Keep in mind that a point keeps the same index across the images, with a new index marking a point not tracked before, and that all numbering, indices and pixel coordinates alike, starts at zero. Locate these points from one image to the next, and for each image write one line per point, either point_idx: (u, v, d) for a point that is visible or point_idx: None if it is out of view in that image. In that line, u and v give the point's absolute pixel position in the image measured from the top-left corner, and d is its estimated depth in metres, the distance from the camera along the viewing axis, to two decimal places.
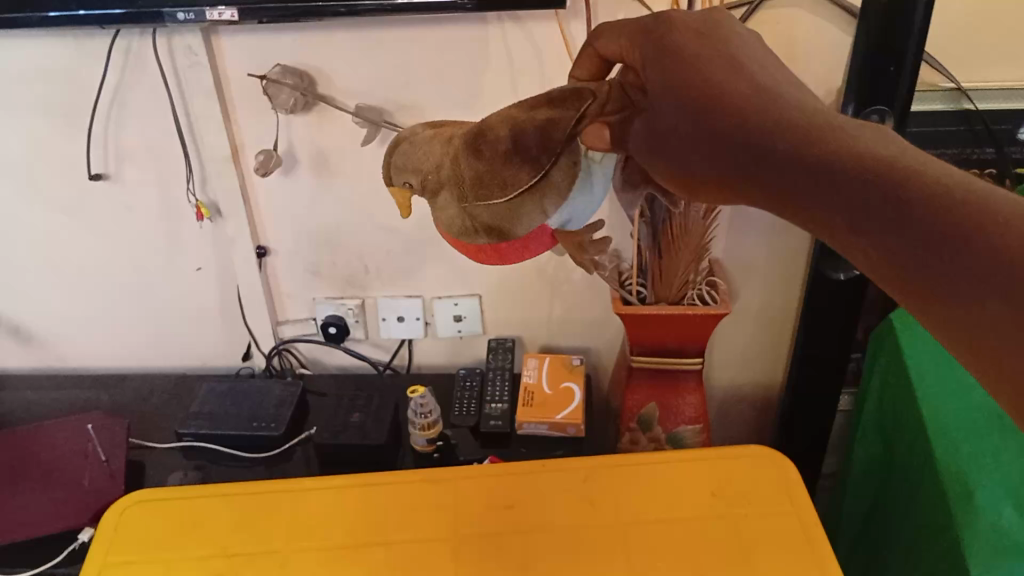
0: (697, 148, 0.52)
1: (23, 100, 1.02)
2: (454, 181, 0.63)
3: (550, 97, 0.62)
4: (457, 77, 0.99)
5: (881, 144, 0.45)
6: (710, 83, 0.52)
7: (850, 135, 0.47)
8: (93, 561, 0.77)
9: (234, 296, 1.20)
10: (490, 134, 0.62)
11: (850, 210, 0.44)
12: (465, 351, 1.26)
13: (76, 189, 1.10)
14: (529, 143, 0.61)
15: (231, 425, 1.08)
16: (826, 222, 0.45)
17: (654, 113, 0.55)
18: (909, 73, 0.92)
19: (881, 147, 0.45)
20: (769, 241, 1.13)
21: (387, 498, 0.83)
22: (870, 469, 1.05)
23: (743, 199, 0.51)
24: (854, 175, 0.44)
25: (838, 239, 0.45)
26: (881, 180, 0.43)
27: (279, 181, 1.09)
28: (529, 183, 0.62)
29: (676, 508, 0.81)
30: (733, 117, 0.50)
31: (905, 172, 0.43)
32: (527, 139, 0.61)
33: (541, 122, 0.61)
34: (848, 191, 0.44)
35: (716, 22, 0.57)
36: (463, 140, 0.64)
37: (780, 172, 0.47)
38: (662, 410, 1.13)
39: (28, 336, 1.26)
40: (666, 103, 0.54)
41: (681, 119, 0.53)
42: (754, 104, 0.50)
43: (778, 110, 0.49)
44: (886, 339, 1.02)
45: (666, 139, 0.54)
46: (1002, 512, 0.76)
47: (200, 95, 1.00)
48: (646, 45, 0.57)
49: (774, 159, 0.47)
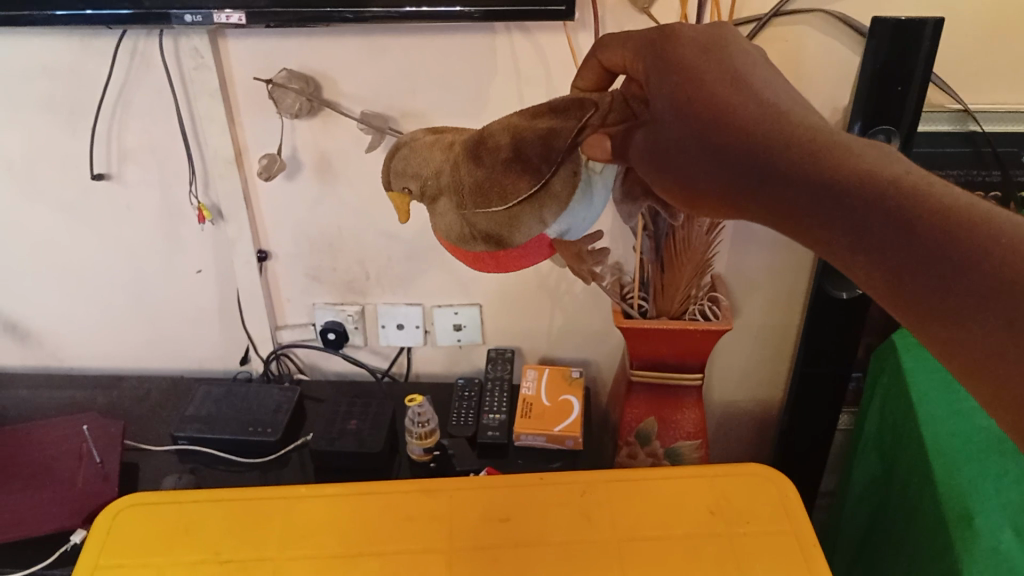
0: (696, 162, 0.51)
1: (27, 97, 1.02)
2: (453, 187, 0.63)
3: (551, 105, 0.62)
4: (464, 85, 0.99)
5: (886, 163, 0.44)
6: (711, 96, 0.50)
7: (854, 150, 0.46)
8: (84, 562, 0.77)
9: (234, 299, 1.20)
10: (490, 142, 0.62)
11: (854, 230, 0.43)
12: (464, 361, 1.26)
13: (78, 187, 1.10)
14: (529, 151, 0.60)
15: (227, 429, 1.07)
16: (829, 241, 0.45)
17: (656, 125, 0.54)
18: (916, 94, 0.92)
19: (884, 166, 0.44)
20: (772, 258, 1.13)
21: (382, 508, 0.82)
22: (868, 490, 1.04)
23: (742, 214, 0.50)
24: (858, 194, 0.43)
25: (839, 258, 0.45)
26: (886, 200, 0.42)
27: (282, 185, 1.08)
28: (528, 192, 0.61)
29: (673, 525, 0.80)
30: (735, 132, 0.48)
31: (911, 192, 0.42)
32: (527, 148, 0.61)
33: (542, 131, 0.60)
34: (850, 212, 0.43)
35: (724, 33, 0.56)
36: (463, 147, 0.63)
37: (782, 189, 0.46)
38: (661, 425, 1.12)
39: (26, 334, 1.26)
40: (667, 115, 0.53)
41: (681, 132, 0.51)
42: (755, 118, 0.48)
43: (778, 124, 0.48)
44: (888, 358, 1.01)
45: (665, 151, 0.53)
46: (1001, 536, 0.75)
47: (205, 97, 1.00)
48: (651, 55, 0.56)
49: (776, 175, 0.46)
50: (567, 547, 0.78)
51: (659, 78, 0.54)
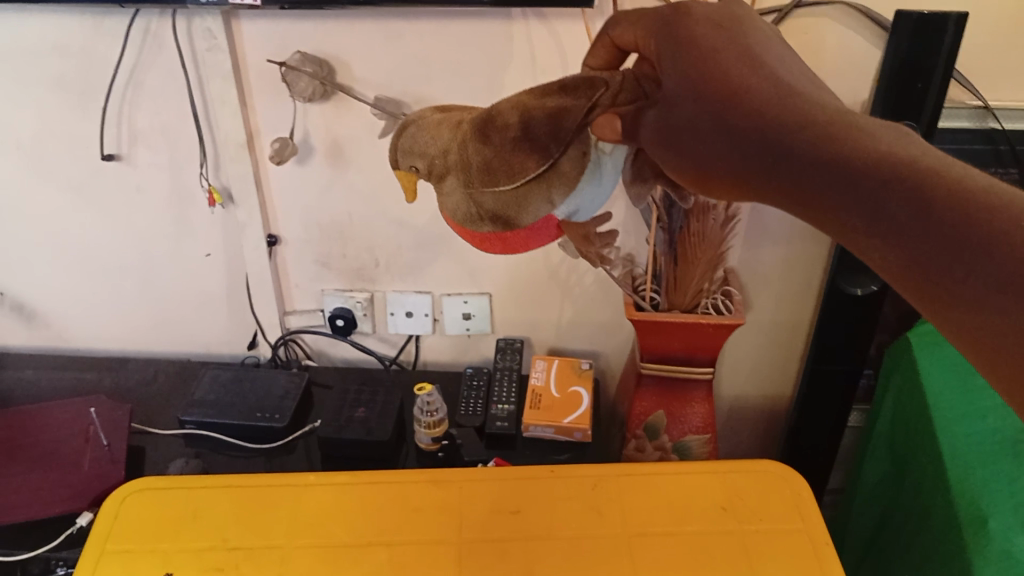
0: (714, 141, 0.49)
1: (37, 76, 1.01)
2: (460, 164, 0.62)
3: (561, 84, 0.60)
4: (479, 72, 0.98)
5: (901, 145, 0.43)
6: (732, 78, 0.49)
7: (871, 133, 0.44)
8: (90, 547, 0.76)
9: (242, 284, 1.19)
10: (499, 121, 0.60)
11: (872, 214, 0.42)
12: (472, 350, 1.25)
13: (87, 168, 1.09)
14: (539, 130, 0.58)
15: (234, 414, 1.07)
16: (850, 226, 0.43)
17: (669, 106, 0.52)
18: (938, 89, 0.91)
19: (902, 149, 0.43)
20: (786, 253, 1.12)
21: (391, 498, 0.81)
22: (879, 490, 1.03)
23: (757, 199, 0.48)
24: (875, 173, 0.42)
25: (857, 246, 0.43)
26: (908, 180, 0.41)
27: (293, 169, 1.07)
28: (537, 171, 0.59)
29: (684, 521, 0.79)
30: (750, 115, 0.47)
31: (928, 172, 0.41)
32: (536, 127, 0.58)
33: (551, 110, 0.58)
34: (870, 193, 0.42)
35: (739, 15, 0.55)
36: (471, 125, 0.62)
37: (798, 171, 0.45)
38: (669, 418, 1.11)
39: (32, 315, 1.25)
40: (682, 95, 0.51)
41: (697, 111, 0.50)
42: (771, 100, 0.48)
43: (798, 107, 0.47)
44: (902, 357, 1.00)
45: (677, 133, 0.52)
46: (1013, 538, 0.74)
47: (217, 79, 0.99)
48: (663, 34, 0.55)
49: (794, 157, 0.45)
50: (577, 542, 0.77)
51: (675, 63, 0.53)
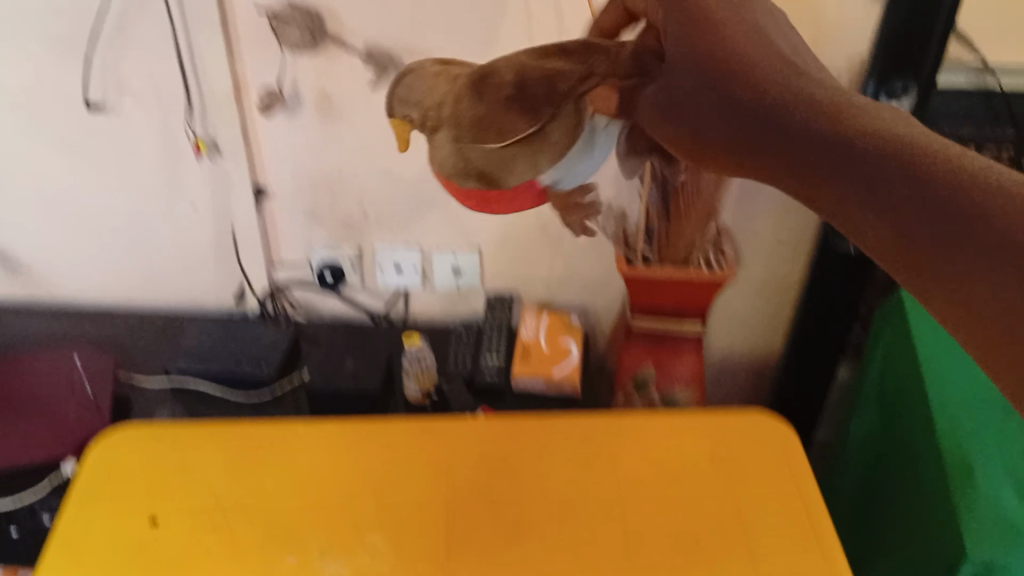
0: (711, 113, 0.49)
1: (17, 21, 0.98)
2: (449, 120, 0.57)
3: (564, 45, 0.57)
4: (475, 26, 0.95)
5: (892, 124, 0.44)
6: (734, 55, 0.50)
7: (869, 113, 0.45)
8: (79, 495, 0.79)
9: (228, 235, 1.17)
10: (495, 76, 0.56)
11: (868, 185, 0.42)
12: (461, 304, 1.24)
13: (70, 117, 1.07)
14: (535, 89, 0.55)
15: (222, 364, 1.07)
16: (852, 211, 0.43)
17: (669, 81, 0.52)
18: (937, 45, 0.89)
19: (891, 125, 0.44)
20: (779, 213, 1.10)
21: (383, 450, 0.85)
22: (863, 446, 1.05)
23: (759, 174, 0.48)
24: (881, 155, 0.42)
25: (851, 220, 0.43)
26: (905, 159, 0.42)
27: (283, 122, 1.05)
28: (527, 132, 0.55)
29: (674, 472, 0.82)
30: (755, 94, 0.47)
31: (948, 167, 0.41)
32: (532, 85, 0.55)
33: (549, 70, 0.55)
34: (871, 166, 0.42)
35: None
36: (467, 79, 0.58)
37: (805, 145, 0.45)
38: (658, 372, 1.10)
39: (16, 266, 1.23)
40: (679, 70, 0.51)
41: (697, 86, 0.50)
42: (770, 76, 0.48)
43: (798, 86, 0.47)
44: (893, 317, 1.01)
45: (676, 106, 0.51)
46: (1001, 495, 0.76)
47: (206, 29, 0.96)
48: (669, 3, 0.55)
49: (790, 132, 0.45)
50: (566, 497, 0.80)
51: (680, 41, 0.52)
